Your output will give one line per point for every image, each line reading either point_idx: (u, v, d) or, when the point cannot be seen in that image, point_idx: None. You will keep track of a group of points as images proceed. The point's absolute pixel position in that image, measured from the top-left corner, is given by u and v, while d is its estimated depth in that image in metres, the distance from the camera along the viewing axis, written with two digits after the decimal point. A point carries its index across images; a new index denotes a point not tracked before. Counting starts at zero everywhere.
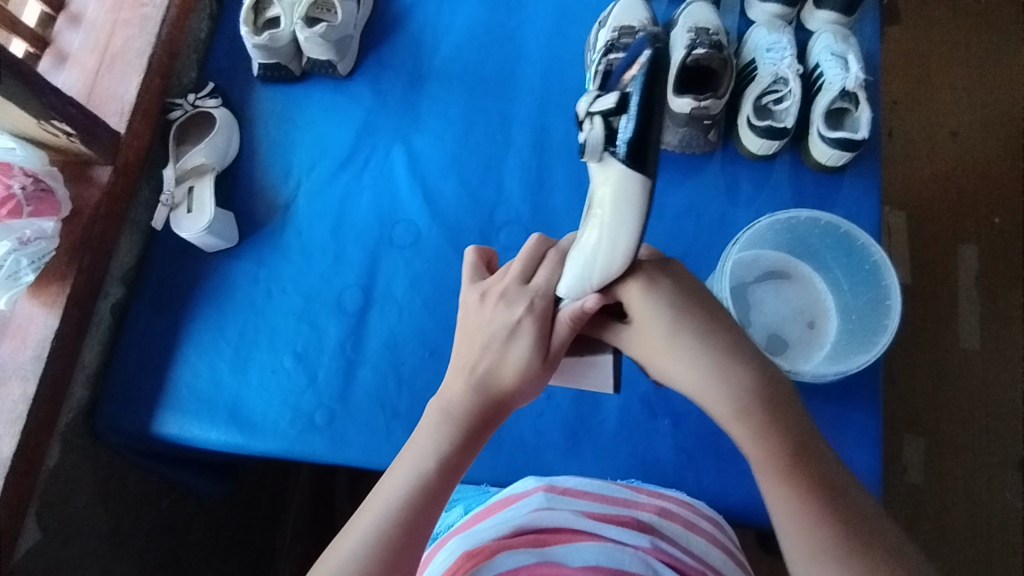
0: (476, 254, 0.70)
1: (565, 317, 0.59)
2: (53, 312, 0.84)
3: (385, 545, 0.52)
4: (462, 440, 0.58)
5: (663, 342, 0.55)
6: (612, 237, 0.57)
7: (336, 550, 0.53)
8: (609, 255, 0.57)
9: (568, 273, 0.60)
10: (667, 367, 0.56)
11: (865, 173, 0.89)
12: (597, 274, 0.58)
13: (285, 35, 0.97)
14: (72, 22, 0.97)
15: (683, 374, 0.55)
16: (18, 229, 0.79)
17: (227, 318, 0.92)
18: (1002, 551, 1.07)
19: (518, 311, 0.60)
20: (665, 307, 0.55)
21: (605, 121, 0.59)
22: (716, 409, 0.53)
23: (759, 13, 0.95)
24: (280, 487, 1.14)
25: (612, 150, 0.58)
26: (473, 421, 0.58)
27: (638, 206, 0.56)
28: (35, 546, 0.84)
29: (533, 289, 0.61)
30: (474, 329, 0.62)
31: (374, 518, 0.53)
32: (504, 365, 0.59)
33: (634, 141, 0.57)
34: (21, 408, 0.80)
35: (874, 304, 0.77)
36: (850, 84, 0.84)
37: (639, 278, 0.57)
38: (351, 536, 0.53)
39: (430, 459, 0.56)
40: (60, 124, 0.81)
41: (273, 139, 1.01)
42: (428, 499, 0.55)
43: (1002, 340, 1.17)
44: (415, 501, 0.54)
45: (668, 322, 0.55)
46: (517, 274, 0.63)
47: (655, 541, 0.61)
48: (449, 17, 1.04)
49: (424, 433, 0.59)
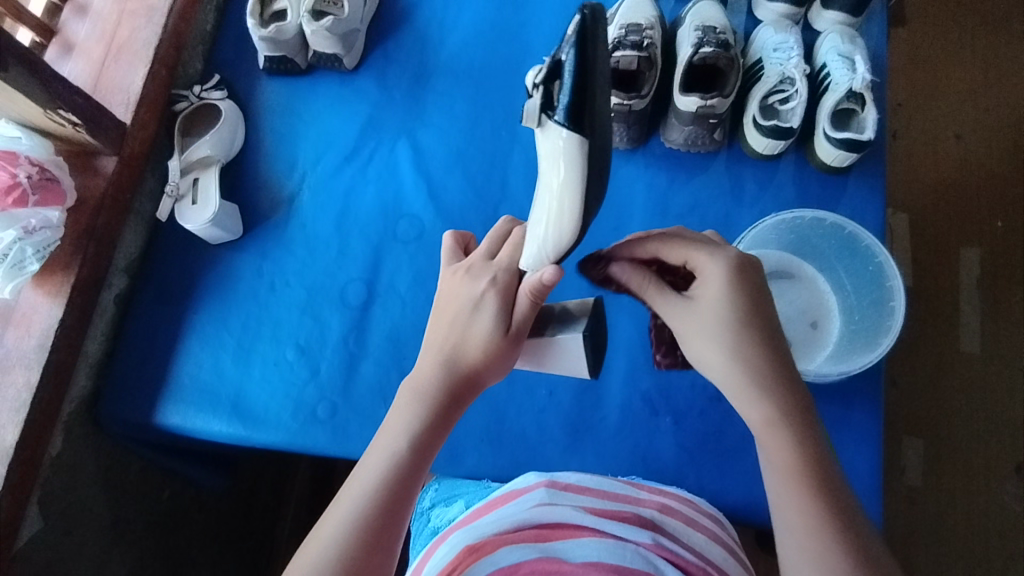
0: (454, 238, 0.69)
1: (524, 291, 0.57)
2: (57, 302, 0.84)
3: (359, 532, 0.52)
4: (430, 419, 0.57)
5: (716, 331, 0.55)
6: (560, 201, 0.53)
7: (315, 540, 0.53)
8: (557, 230, 0.54)
9: (529, 248, 0.57)
10: (708, 352, 0.56)
11: (870, 174, 0.89)
12: (552, 250, 0.54)
13: (291, 28, 0.97)
14: (79, 12, 0.97)
15: (720, 363, 0.55)
16: (24, 219, 0.79)
17: (229, 310, 0.92)
18: (999, 554, 1.08)
19: (482, 284, 0.60)
20: (740, 299, 0.55)
21: (545, 88, 0.53)
22: (750, 411, 0.54)
23: (767, 12, 0.95)
24: (282, 477, 1.15)
25: (550, 115, 0.52)
26: (442, 398, 0.58)
27: (579, 167, 0.51)
28: (37, 535, 0.84)
29: (494, 265, 0.61)
30: (445, 307, 0.62)
31: (355, 501, 0.54)
32: (469, 339, 0.58)
33: (575, 101, 0.51)
34: (24, 397, 0.80)
35: (878, 305, 0.77)
36: (857, 85, 0.84)
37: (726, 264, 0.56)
38: (329, 525, 0.53)
39: (401, 440, 0.56)
40: (66, 114, 0.81)
41: (279, 132, 1.01)
42: (398, 485, 0.54)
43: (1002, 342, 1.17)
44: (388, 489, 0.54)
45: (729, 317, 0.55)
46: (484, 253, 0.63)
47: (657, 538, 0.61)
48: (456, 11, 1.04)
49: (395, 415, 0.59)
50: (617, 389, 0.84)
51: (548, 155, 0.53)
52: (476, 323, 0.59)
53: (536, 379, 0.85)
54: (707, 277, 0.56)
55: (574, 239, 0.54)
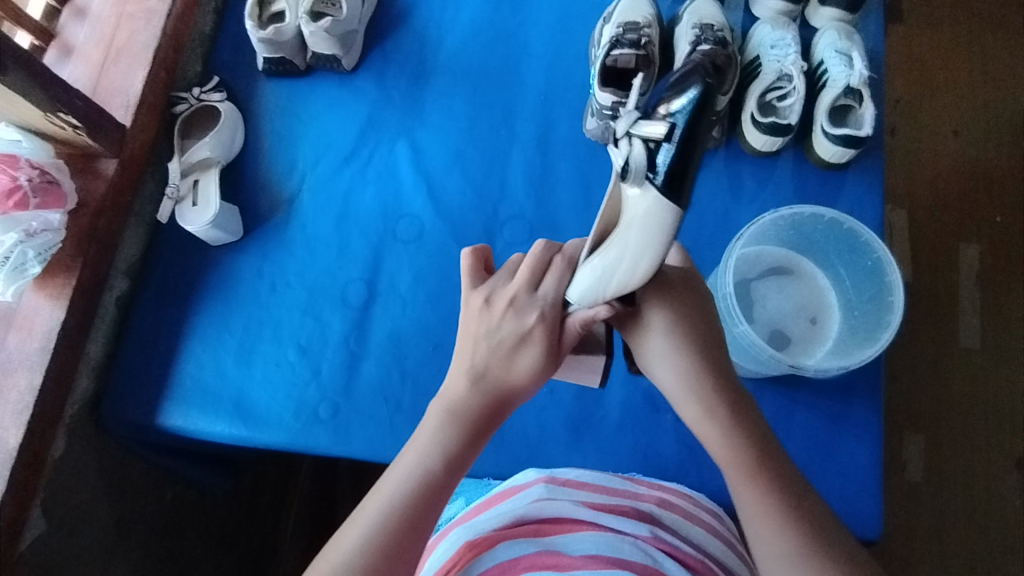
0: (471, 254, 0.63)
1: (574, 322, 0.57)
2: (59, 305, 0.84)
3: (385, 540, 0.53)
4: (461, 438, 0.57)
5: (655, 342, 0.57)
6: (636, 248, 0.51)
7: (335, 546, 0.54)
8: (629, 272, 0.52)
9: (581, 280, 0.55)
10: (654, 358, 0.57)
11: (869, 170, 0.90)
12: (613, 287, 0.53)
13: (289, 29, 0.97)
14: (77, 15, 0.97)
15: (658, 363, 0.57)
16: (25, 222, 0.79)
17: (231, 311, 0.93)
18: (1000, 549, 1.08)
19: (529, 320, 0.57)
20: (672, 308, 0.56)
21: (643, 143, 0.50)
22: (685, 407, 0.56)
23: (764, 9, 0.95)
24: (284, 476, 1.15)
25: (651, 175, 0.50)
26: (474, 420, 0.58)
27: (665, 230, 0.50)
28: (40, 537, 0.84)
29: (541, 299, 0.57)
30: (474, 327, 0.59)
31: (376, 513, 0.54)
32: (513, 371, 0.57)
33: (675, 168, 0.50)
34: (27, 400, 0.80)
35: (877, 301, 0.77)
36: (855, 81, 0.84)
37: (669, 277, 0.57)
38: (355, 528, 0.54)
39: (434, 454, 0.57)
40: (67, 117, 0.82)
41: (278, 133, 1.02)
42: (427, 499, 0.55)
43: (1001, 337, 1.17)
44: (417, 502, 0.55)
45: (668, 324, 0.56)
46: (526, 281, 0.58)
47: (655, 531, 0.61)
48: (454, 11, 1.04)
49: (425, 427, 0.59)
50: (616, 387, 0.84)
51: (639, 213, 0.51)
52: (522, 351, 0.57)
53: None
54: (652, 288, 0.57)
55: (643, 282, 0.52)
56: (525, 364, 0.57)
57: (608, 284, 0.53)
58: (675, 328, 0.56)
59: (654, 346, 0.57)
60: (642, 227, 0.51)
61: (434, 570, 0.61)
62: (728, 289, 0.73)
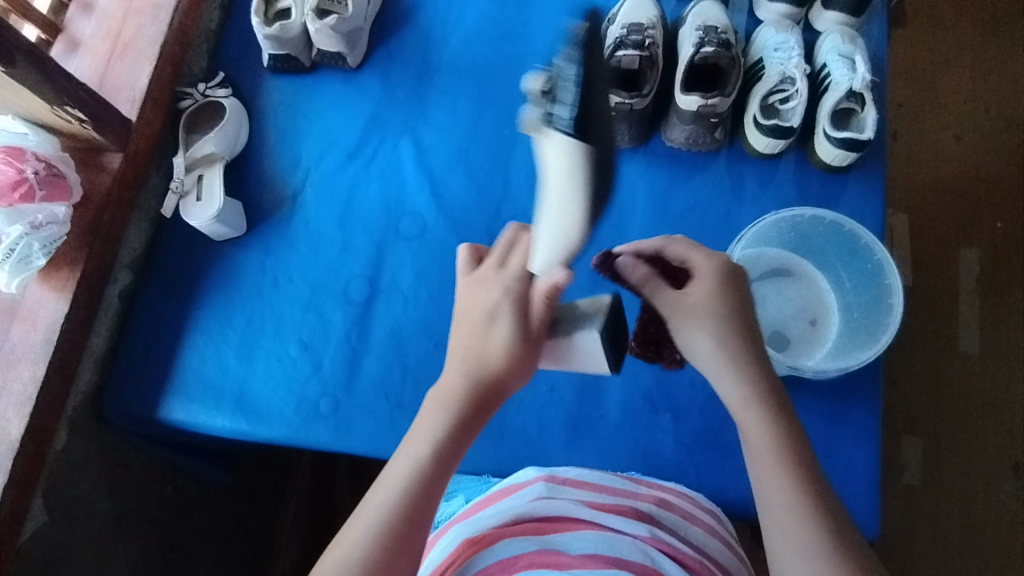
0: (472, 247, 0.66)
1: (538, 294, 0.55)
2: (63, 297, 0.84)
3: (385, 539, 0.54)
4: (456, 431, 0.57)
5: (703, 329, 0.56)
6: (562, 209, 0.48)
7: (340, 547, 0.55)
8: (563, 220, 0.49)
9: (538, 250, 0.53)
10: (699, 344, 0.56)
11: (870, 173, 0.90)
12: (562, 247, 0.51)
13: (296, 26, 0.98)
14: (84, 10, 0.97)
15: (705, 346, 0.56)
16: (30, 214, 0.80)
17: (233, 306, 0.93)
18: (997, 553, 1.08)
19: (499, 294, 0.57)
20: (728, 299, 0.56)
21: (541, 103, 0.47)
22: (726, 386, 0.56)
23: (768, 12, 0.95)
24: (285, 472, 1.16)
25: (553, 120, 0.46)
26: (465, 409, 0.57)
27: (580, 169, 0.46)
28: (41, 528, 0.85)
29: (505, 275, 0.57)
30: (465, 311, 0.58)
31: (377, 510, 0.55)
32: (489, 349, 0.56)
33: (579, 110, 0.46)
34: (30, 391, 0.81)
35: (876, 303, 0.77)
36: (857, 84, 0.85)
37: (720, 267, 0.57)
38: (357, 527, 0.55)
39: (429, 447, 0.57)
40: (73, 110, 0.82)
41: (283, 130, 1.02)
42: (425, 494, 0.56)
43: (1001, 342, 1.18)
44: (415, 500, 0.55)
45: (718, 317, 0.56)
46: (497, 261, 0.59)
47: (654, 531, 0.62)
48: (459, 10, 1.05)
49: (422, 423, 0.58)
50: (617, 387, 0.84)
51: (554, 157, 0.46)
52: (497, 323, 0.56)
53: (536, 376, 0.86)
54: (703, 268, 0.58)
55: (584, 237, 0.49)
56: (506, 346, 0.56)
57: (554, 250, 0.51)
58: (732, 311, 0.56)
59: (705, 328, 0.56)
60: (557, 176, 0.47)
61: (434, 567, 0.62)
62: None
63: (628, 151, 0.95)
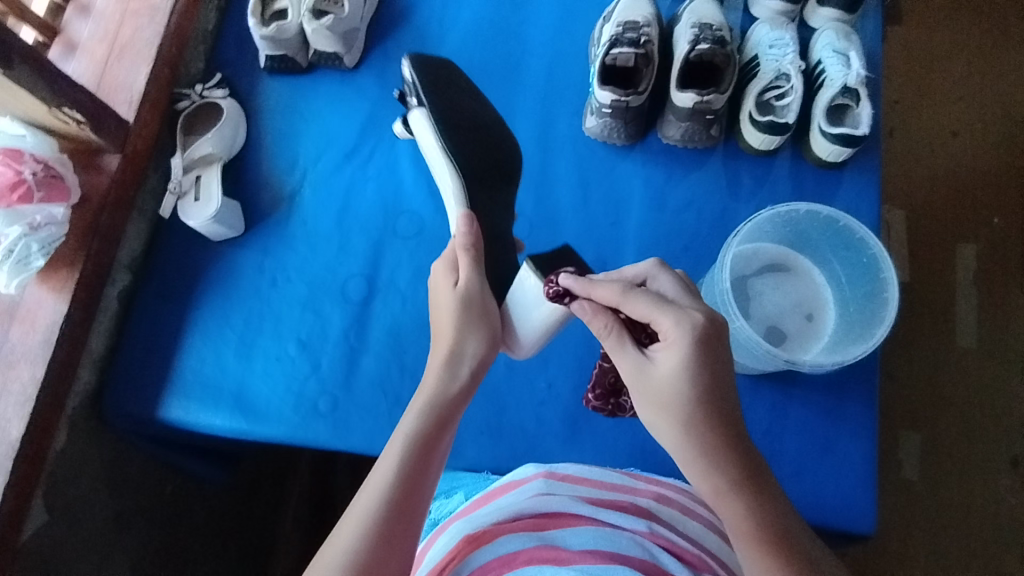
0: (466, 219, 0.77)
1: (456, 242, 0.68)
2: (62, 297, 0.85)
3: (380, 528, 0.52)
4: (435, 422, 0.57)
5: (661, 408, 0.54)
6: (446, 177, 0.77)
7: (328, 551, 0.52)
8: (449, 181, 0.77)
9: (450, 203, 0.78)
10: (659, 420, 0.55)
11: (866, 169, 0.90)
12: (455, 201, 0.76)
13: (292, 27, 0.98)
14: (81, 11, 0.97)
15: (661, 424, 0.55)
16: (29, 215, 0.80)
17: (231, 305, 0.93)
18: (994, 548, 1.09)
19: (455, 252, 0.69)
20: (689, 371, 0.53)
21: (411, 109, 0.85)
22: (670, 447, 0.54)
23: (762, 9, 0.96)
24: (283, 473, 1.16)
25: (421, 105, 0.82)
26: (445, 406, 0.59)
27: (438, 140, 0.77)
28: (42, 528, 0.85)
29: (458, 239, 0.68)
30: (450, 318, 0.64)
31: (367, 506, 0.53)
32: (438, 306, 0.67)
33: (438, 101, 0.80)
34: (30, 391, 0.81)
35: (872, 297, 0.77)
36: (851, 80, 0.85)
37: (685, 337, 0.54)
38: (348, 523, 0.53)
39: (413, 439, 0.56)
40: (71, 112, 0.82)
41: (280, 130, 1.02)
42: (416, 482, 0.54)
43: (999, 337, 1.18)
44: (406, 486, 0.54)
45: (678, 397, 0.53)
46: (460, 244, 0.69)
47: (653, 526, 0.62)
48: (455, 10, 1.05)
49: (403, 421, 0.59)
50: None
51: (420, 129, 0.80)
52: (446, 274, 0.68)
53: (534, 373, 0.86)
54: (668, 331, 0.54)
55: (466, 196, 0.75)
56: (456, 310, 0.64)
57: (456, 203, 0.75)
58: (689, 382, 0.53)
59: (665, 411, 0.54)
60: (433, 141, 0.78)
61: (434, 563, 0.62)
62: (726, 285, 0.74)
63: (624, 149, 0.95)
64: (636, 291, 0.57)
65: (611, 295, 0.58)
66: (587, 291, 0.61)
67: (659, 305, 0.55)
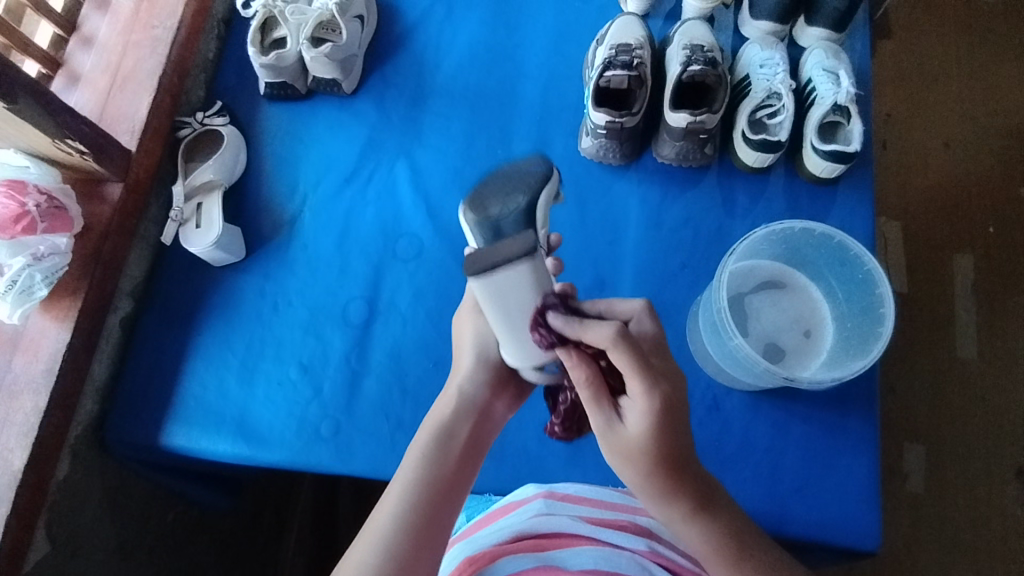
0: None
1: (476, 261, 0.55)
2: (65, 326, 0.85)
3: (400, 544, 0.55)
4: (454, 452, 0.61)
5: (626, 459, 0.56)
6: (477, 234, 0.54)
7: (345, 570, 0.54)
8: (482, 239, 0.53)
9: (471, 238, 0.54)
10: (621, 466, 0.57)
11: (859, 184, 0.92)
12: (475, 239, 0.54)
13: (291, 55, 1.00)
14: (84, 44, 0.99)
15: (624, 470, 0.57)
16: (32, 246, 0.81)
17: (233, 330, 0.94)
18: (1002, 560, 1.08)
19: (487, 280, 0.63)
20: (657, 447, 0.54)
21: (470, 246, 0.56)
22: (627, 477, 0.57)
23: (753, 30, 0.98)
24: (284, 499, 1.15)
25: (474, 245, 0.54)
26: (458, 439, 0.62)
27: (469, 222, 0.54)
28: (44, 558, 0.85)
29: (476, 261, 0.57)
30: (459, 335, 0.68)
31: (383, 528, 0.56)
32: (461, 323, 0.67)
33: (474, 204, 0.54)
34: (33, 421, 0.82)
35: (868, 312, 0.78)
36: (842, 98, 0.86)
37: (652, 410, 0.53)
38: (368, 535, 0.56)
39: (429, 463, 0.60)
40: (74, 143, 0.83)
41: (280, 155, 1.04)
42: (434, 501, 0.58)
43: (999, 347, 1.18)
44: (420, 507, 0.58)
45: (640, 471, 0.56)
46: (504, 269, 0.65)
47: (652, 545, 0.62)
48: (450, 35, 1.07)
49: (411, 449, 0.62)
50: None
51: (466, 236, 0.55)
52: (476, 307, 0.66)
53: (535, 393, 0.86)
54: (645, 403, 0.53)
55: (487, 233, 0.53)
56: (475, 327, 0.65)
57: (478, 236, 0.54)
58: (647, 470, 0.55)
59: (624, 460, 0.56)
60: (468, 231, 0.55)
61: None
62: (723, 303, 0.74)
63: (620, 168, 0.96)
64: (620, 348, 0.53)
65: (602, 340, 0.53)
66: (576, 336, 0.53)
67: (637, 367, 0.53)
